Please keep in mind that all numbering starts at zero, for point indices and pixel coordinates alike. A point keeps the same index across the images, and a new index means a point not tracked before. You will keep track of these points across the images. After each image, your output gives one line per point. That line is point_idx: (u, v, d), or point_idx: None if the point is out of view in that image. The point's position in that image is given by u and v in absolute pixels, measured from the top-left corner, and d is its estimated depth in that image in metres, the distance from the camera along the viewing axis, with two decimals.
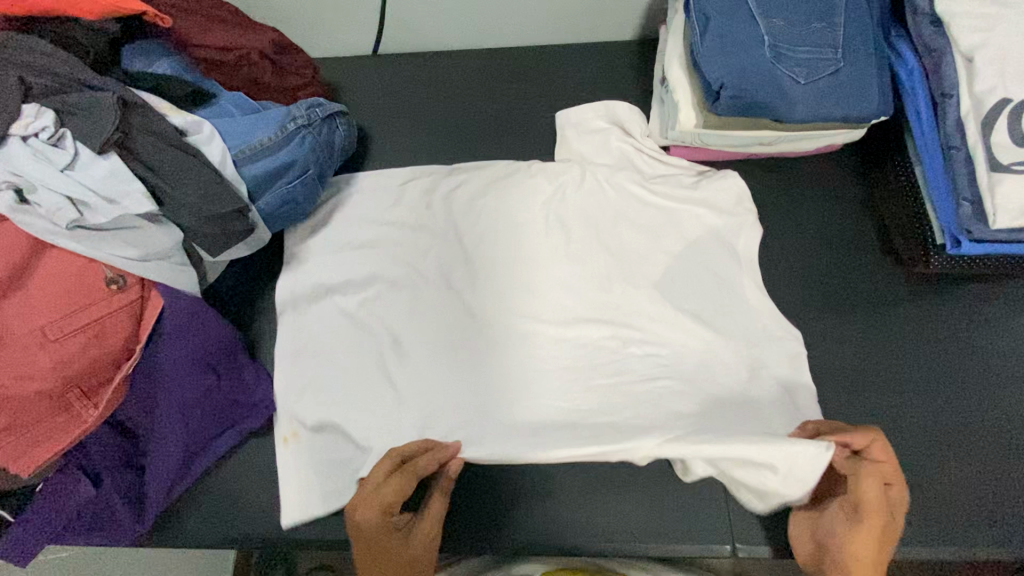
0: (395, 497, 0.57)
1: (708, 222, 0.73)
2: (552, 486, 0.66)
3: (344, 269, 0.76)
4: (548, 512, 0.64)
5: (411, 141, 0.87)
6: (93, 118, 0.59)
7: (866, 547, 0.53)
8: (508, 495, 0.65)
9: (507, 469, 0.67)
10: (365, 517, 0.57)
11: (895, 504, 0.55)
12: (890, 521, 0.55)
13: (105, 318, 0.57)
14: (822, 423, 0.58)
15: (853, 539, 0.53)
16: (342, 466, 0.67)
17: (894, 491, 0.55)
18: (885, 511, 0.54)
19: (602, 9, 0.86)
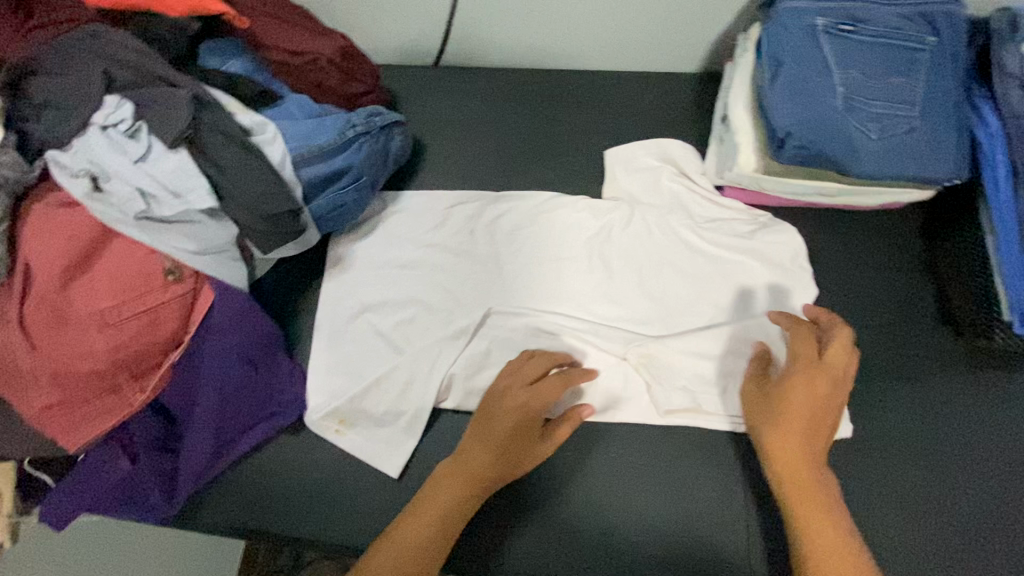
0: (541, 392, 0.62)
1: (760, 270, 0.72)
2: (550, 517, 0.65)
3: (385, 283, 0.79)
4: (564, 543, 0.64)
5: (464, 155, 0.88)
6: (169, 114, 0.61)
7: (780, 431, 0.54)
8: (527, 520, 0.65)
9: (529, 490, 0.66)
10: (513, 398, 0.62)
11: (781, 390, 0.56)
12: (778, 399, 0.56)
13: (159, 308, 0.59)
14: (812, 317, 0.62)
15: (761, 422, 0.56)
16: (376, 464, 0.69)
17: (795, 368, 0.57)
18: (778, 400, 0.56)
19: (669, 40, 0.85)
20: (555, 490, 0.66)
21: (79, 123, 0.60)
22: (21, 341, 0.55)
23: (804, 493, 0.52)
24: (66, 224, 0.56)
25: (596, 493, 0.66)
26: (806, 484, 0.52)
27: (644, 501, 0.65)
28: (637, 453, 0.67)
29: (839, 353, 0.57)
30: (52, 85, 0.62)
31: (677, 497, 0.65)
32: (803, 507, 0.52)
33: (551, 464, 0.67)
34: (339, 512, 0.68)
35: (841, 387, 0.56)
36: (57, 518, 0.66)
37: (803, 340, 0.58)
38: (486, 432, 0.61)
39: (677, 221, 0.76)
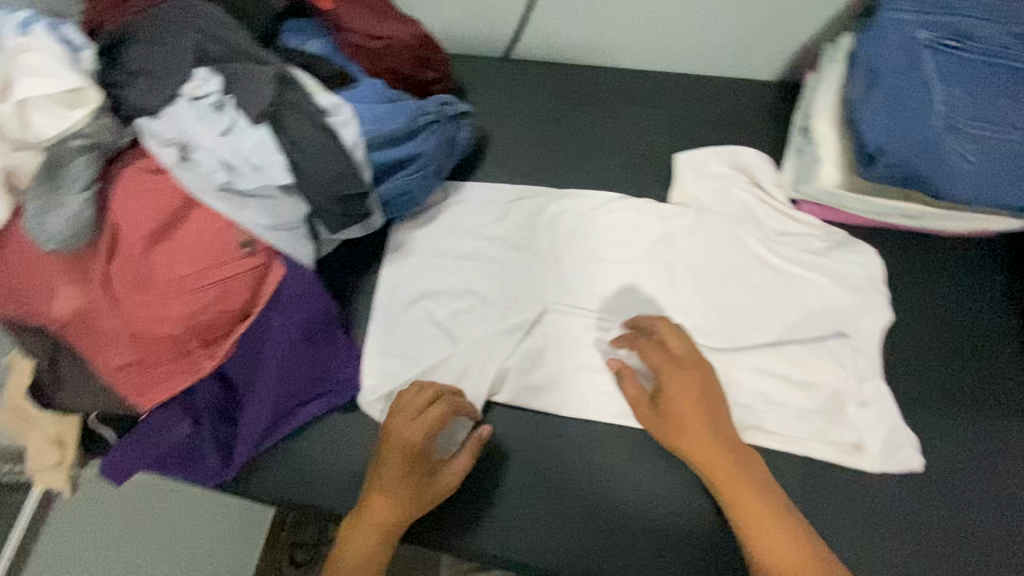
0: (430, 424, 0.62)
1: (833, 290, 0.69)
2: (525, 506, 0.67)
3: (443, 272, 0.79)
4: (588, 519, 0.65)
5: (529, 149, 0.87)
6: (255, 91, 0.63)
7: (686, 440, 0.60)
8: (556, 493, 0.67)
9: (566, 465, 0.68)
10: (394, 445, 0.61)
11: (662, 401, 0.61)
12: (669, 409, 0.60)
13: (232, 278, 0.60)
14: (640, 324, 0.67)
15: (671, 436, 0.61)
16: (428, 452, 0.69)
17: (660, 375, 0.62)
18: (669, 414, 0.61)
19: (751, 44, 0.83)
20: (531, 480, 0.68)
21: (169, 93, 0.61)
22: (106, 299, 0.57)
23: (728, 482, 0.58)
24: (154, 189, 0.58)
25: (567, 488, 0.67)
26: (728, 471, 0.58)
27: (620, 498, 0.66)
28: (616, 453, 0.69)
29: (684, 349, 0.62)
30: (147, 55, 0.63)
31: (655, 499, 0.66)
32: (736, 511, 0.57)
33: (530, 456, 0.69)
34: None
35: (716, 379, 0.62)
36: (116, 472, 0.68)
37: (658, 350, 0.63)
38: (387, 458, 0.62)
39: (747, 233, 0.74)
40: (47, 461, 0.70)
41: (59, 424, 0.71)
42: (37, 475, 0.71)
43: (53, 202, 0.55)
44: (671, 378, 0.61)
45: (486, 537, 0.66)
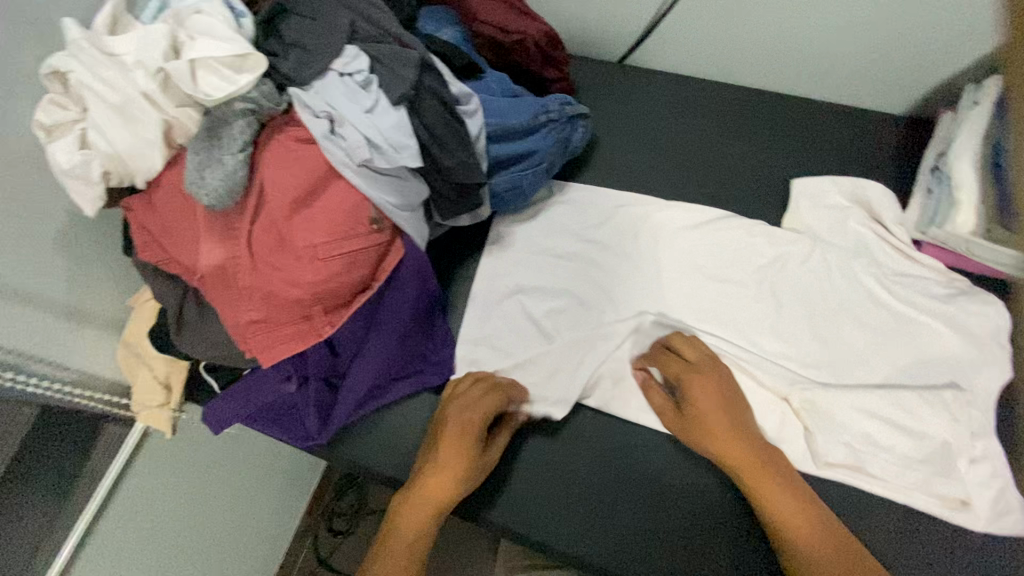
0: (488, 405, 0.67)
1: (950, 338, 0.67)
2: (542, 486, 0.69)
3: (542, 269, 0.80)
4: (632, 501, 0.67)
5: (637, 156, 0.86)
6: (400, 72, 0.64)
7: (709, 436, 0.62)
8: (604, 473, 0.69)
9: (620, 450, 0.70)
10: (461, 416, 0.66)
11: (688, 407, 0.64)
12: (696, 415, 0.64)
13: (361, 252, 0.62)
14: (671, 342, 0.70)
15: (693, 436, 0.64)
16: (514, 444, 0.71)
17: (686, 385, 0.65)
18: (693, 417, 0.64)
19: (886, 75, 0.80)
20: (550, 462, 0.70)
21: (320, 66, 0.63)
22: (248, 258, 0.59)
23: (752, 467, 0.61)
24: (302, 156, 0.60)
25: (585, 476, 0.69)
26: (754, 467, 0.61)
27: (640, 496, 0.67)
28: (646, 451, 0.69)
29: (697, 355, 0.68)
30: (302, 27, 0.65)
31: (675, 504, 0.66)
32: (761, 485, 0.60)
33: (556, 440, 0.71)
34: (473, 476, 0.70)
35: (736, 386, 0.66)
36: (214, 422, 0.70)
37: (676, 359, 0.68)
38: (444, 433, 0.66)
39: (863, 268, 0.72)
40: (153, 401, 0.74)
41: (170, 367, 0.75)
42: (141, 412, 0.74)
43: (212, 159, 0.58)
44: (696, 383, 0.65)
45: (509, 511, 0.68)
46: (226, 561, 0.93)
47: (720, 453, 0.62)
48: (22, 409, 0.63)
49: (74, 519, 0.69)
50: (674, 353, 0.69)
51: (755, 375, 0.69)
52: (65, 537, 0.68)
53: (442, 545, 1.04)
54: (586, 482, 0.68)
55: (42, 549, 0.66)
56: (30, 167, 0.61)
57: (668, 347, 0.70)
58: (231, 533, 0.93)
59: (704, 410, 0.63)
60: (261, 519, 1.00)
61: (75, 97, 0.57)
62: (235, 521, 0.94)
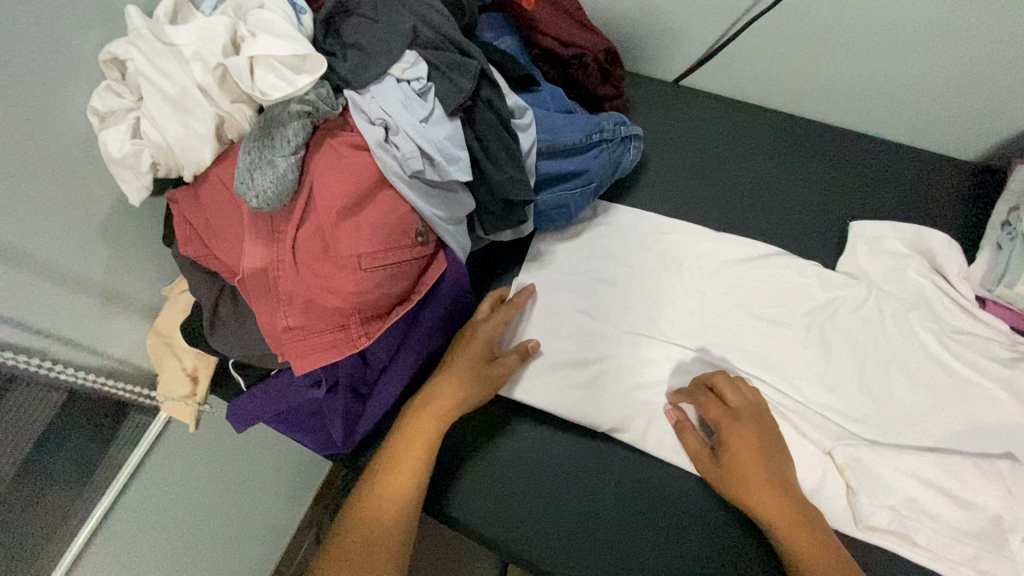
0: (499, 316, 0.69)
1: (1010, 405, 0.64)
2: (504, 475, 0.70)
3: (580, 290, 0.78)
4: (632, 524, 0.65)
5: (688, 182, 0.83)
6: (458, 81, 0.63)
7: (748, 488, 0.60)
8: (608, 492, 0.67)
9: (633, 475, 0.68)
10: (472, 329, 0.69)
11: (724, 453, 0.62)
12: (734, 465, 0.61)
13: (403, 264, 0.61)
14: (715, 378, 0.66)
15: (731, 486, 0.60)
16: (537, 470, 0.69)
17: (722, 431, 0.63)
18: (730, 466, 0.61)
19: (958, 121, 0.77)
20: (516, 452, 0.71)
21: (379, 70, 0.61)
22: (290, 263, 0.57)
23: (787, 525, 0.58)
24: (354, 162, 0.58)
25: (547, 468, 0.69)
26: (788, 517, 0.58)
27: (601, 492, 0.67)
28: (658, 477, 0.68)
29: (740, 401, 0.65)
30: (364, 29, 0.64)
31: (639, 505, 0.66)
32: (796, 543, 0.57)
33: (538, 443, 0.71)
34: (489, 499, 0.69)
35: (778, 436, 0.64)
36: (239, 419, 0.69)
37: (717, 403, 0.65)
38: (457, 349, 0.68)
39: (919, 321, 0.69)
40: (179, 393, 0.74)
41: (199, 359, 0.75)
42: (168, 402, 0.74)
43: (264, 160, 0.56)
44: (734, 432, 0.62)
45: (497, 521, 0.67)
46: (232, 552, 0.93)
47: (757, 507, 0.59)
48: (50, 394, 0.63)
49: (91, 507, 0.68)
50: (720, 393, 0.66)
51: (796, 423, 0.66)
52: (82, 522, 0.67)
53: (447, 542, 1.07)
54: (586, 499, 0.67)
55: (57, 534, 0.65)
56: (80, 152, 0.61)
57: (711, 386, 0.67)
58: (240, 524, 0.93)
59: (742, 461, 0.61)
60: (268, 513, 0.99)
61: (131, 85, 0.57)
62: (244, 511, 0.93)
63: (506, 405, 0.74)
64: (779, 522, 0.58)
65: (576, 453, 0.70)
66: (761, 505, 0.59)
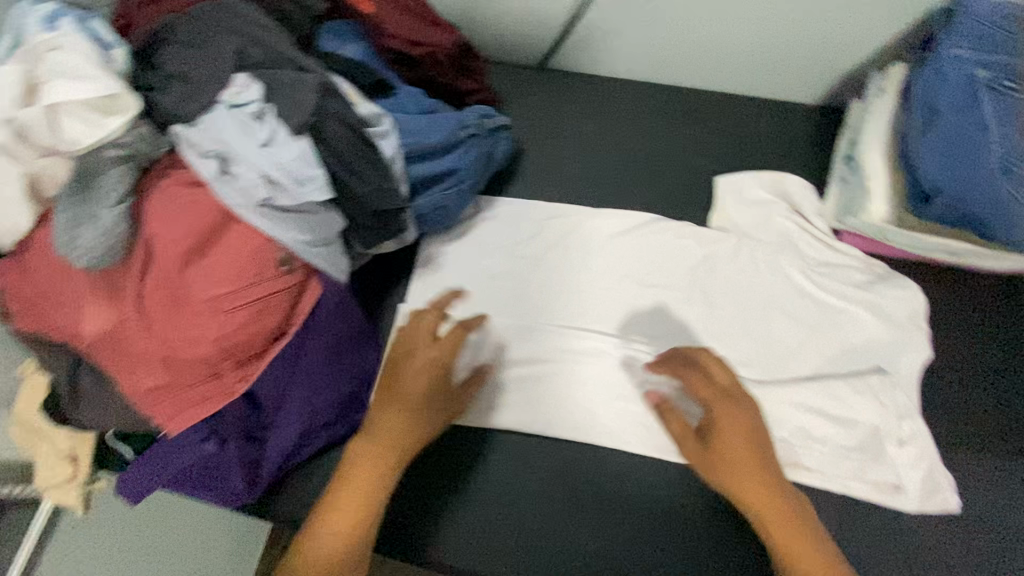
0: (448, 347, 0.63)
1: (873, 324, 0.69)
2: (477, 510, 0.67)
3: (475, 290, 0.77)
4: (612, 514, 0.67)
5: (564, 164, 0.84)
6: (298, 99, 0.60)
7: (729, 472, 0.57)
8: (585, 489, 0.68)
9: (606, 468, 0.69)
10: (423, 360, 0.62)
11: (711, 435, 0.58)
12: (717, 445, 0.58)
13: (270, 297, 0.58)
14: (705, 359, 0.62)
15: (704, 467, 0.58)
16: (515, 489, 0.68)
17: (711, 409, 0.59)
18: (716, 446, 0.58)
19: (796, 70, 0.82)
20: (493, 476, 0.68)
21: (207, 99, 0.58)
22: (137, 320, 0.54)
23: (774, 515, 0.55)
24: (192, 201, 0.55)
25: (524, 484, 0.68)
26: (763, 497, 0.56)
27: (580, 494, 0.68)
28: (629, 464, 0.69)
29: (729, 379, 0.60)
30: (182, 57, 0.59)
31: (619, 499, 0.67)
32: (781, 531, 0.55)
33: (511, 461, 0.69)
34: (472, 530, 0.66)
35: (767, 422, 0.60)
36: (131, 490, 0.65)
37: (704, 381, 0.61)
38: (408, 387, 0.61)
39: (787, 262, 0.73)
40: (58, 477, 0.67)
41: (73, 440, 0.67)
42: (49, 488, 0.68)
43: (84, 216, 0.52)
44: (721, 411, 0.58)
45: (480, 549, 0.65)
46: None
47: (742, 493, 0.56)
48: None
49: None
50: (708, 371, 0.61)
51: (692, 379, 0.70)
52: None
53: None
54: (566, 503, 0.67)
55: None
56: None
57: (698, 363, 0.63)
58: None
59: (726, 442, 0.57)
60: None
61: None
62: None
63: None
64: (765, 510, 0.56)
65: (548, 460, 0.69)
66: (745, 488, 0.56)
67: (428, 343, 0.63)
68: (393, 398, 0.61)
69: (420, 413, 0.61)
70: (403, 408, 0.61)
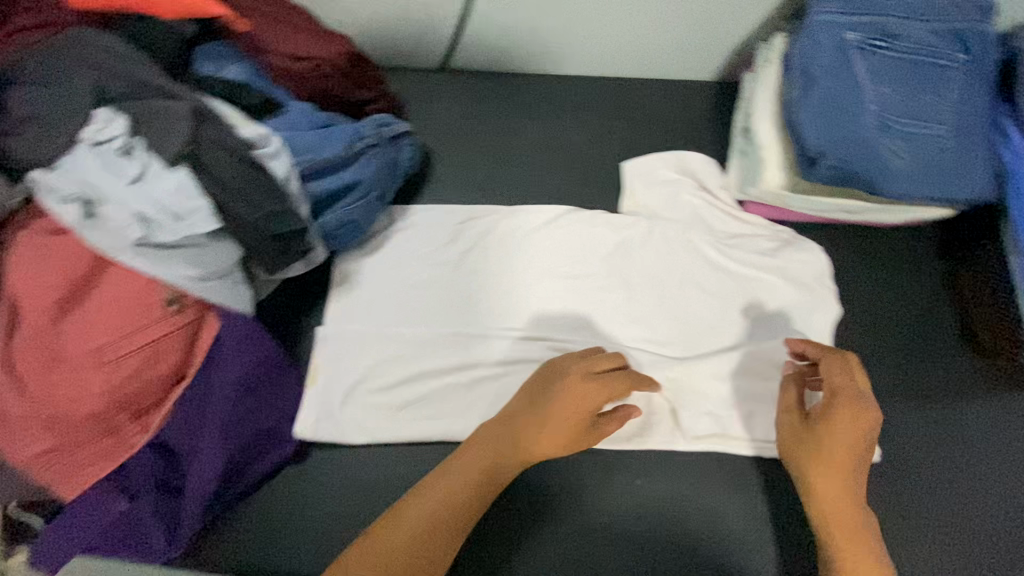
0: (606, 393, 0.60)
1: (784, 289, 0.71)
2: (533, 549, 0.63)
3: (396, 303, 0.75)
4: (667, 529, 0.64)
5: (478, 165, 0.84)
6: (168, 129, 0.57)
7: (824, 468, 0.56)
8: (635, 509, 0.65)
9: (652, 483, 0.66)
10: (578, 392, 0.60)
11: (823, 420, 0.58)
12: (821, 431, 0.57)
13: (159, 341, 0.56)
14: (849, 359, 0.61)
15: (800, 455, 0.58)
16: (571, 523, 0.64)
17: (835, 400, 0.58)
18: (821, 430, 0.57)
19: (689, 50, 0.83)
20: (569, 518, 0.64)
21: (66, 142, 0.55)
22: (13, 383, 0.53)
23: (841, 522, 0.56)
24: (62, 250, 0.54)
25: (595, 521, 0.64)
26: (842, 512, 0.56)
27: (643, 516, 0.64)
28: (680, 475, 0.66)
29: (862, 383, 0.60)
30: (35, 100, 0.57)
31: (677, 515, 0.64)
32: (842, 535, 0.55)
33: (574, 497, 0.65)
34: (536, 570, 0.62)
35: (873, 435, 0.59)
36: (47, 562, 0.59)
37: (842, 375, 0.60)
38: (543, 415, 0.59)
39: (698, 238, 0.74)
40: None
41: None
42: None
43: None
44: (843, 404, 0.58)
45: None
46: None
47: (839, 486, 0.56)
48: None
49: None
50: (839, 366, 0.61)
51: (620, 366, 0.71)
52: None
53: None
54: (626, 527, 0.64)
55: None
56: None
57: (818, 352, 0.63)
58: None
59: (834, 434, 0.57)
60: None
61: None
62: None
63: (354, 444, 0.69)
64: (838, 510, 0.56)
65: (592, 486, 0.66)
66: (836, 482, 0.56)
67: (596, 380, 0.61)
68: (524, 422, 0.60)
69: (536, 451, 0.59)
70: (528, 437, 0.59)
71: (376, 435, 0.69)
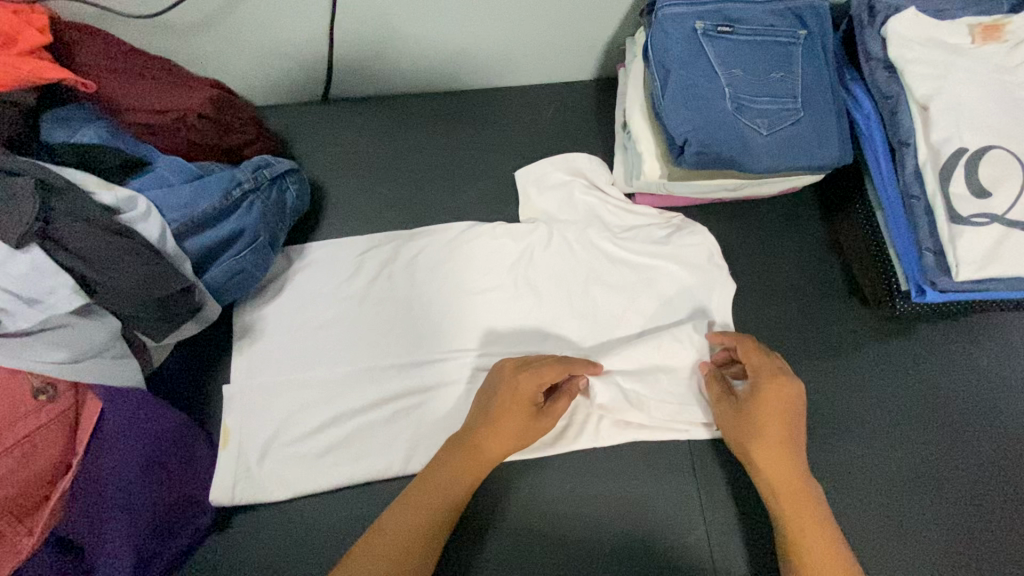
0: (543, 381, 0.61)
1: (679, 273, 0.73)
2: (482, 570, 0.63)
3: (303, 347, 0.73)
4: (601, 525, 0.65)
5: (373, 194, 0.83)
6: (9, 207, 0.52)
7: (760, 452, 0.59)
8: (570, 510, 0.66)
9: (580, 483, 0.67)
10: (522, 380, 0.61)
11: (750, 406, 0.60)
12: (752, 411, 0.60)
13: (34, 435, 0.53)
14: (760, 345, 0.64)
15: (746, 440, 0.60)
16: (512, 538, 0.65)
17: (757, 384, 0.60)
18: (751, 415, 0.60)
19: (563, 55, 0.85)
20: (511, 532, 0.65)
21: None
22: None
23: (792, 499, 0.58)
24: None
25: (537, 530, 0.65)
26: (791, 486, 0.58)
27: (579, 517, 0.66)
28: (608, 469, 0.68)
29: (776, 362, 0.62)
30: None
31: (610, 507, 0.66)
32: (795, 515, 0.57)
33: (514, 510, 0.66)
34: None
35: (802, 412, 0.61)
36: None
37: (755, 360, 0.62)
38: (500, 408, 0.61)
39: (595, 234, 0.75)
40: None
41: None
42: None
43: None
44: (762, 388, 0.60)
45: None
46: None
47: (781, 463, 0.58)
48: None
49: None
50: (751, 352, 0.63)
51: None
52: None
53: None
54: (565, 529, 0.65)
55: None
56: None
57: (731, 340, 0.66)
58: None
59: (766, 414, 0.59)
60: None
61: None
62: None
63: (277, 499, 0.67)
64: (786, 489, 0.58)
65: (524, 495, 0.67)
66: (776, 464, 0.58)
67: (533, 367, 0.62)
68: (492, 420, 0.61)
69: (502, 449, 0.61)
70: (493, 436, 0.60)
71: (298, 486, 0.67)
